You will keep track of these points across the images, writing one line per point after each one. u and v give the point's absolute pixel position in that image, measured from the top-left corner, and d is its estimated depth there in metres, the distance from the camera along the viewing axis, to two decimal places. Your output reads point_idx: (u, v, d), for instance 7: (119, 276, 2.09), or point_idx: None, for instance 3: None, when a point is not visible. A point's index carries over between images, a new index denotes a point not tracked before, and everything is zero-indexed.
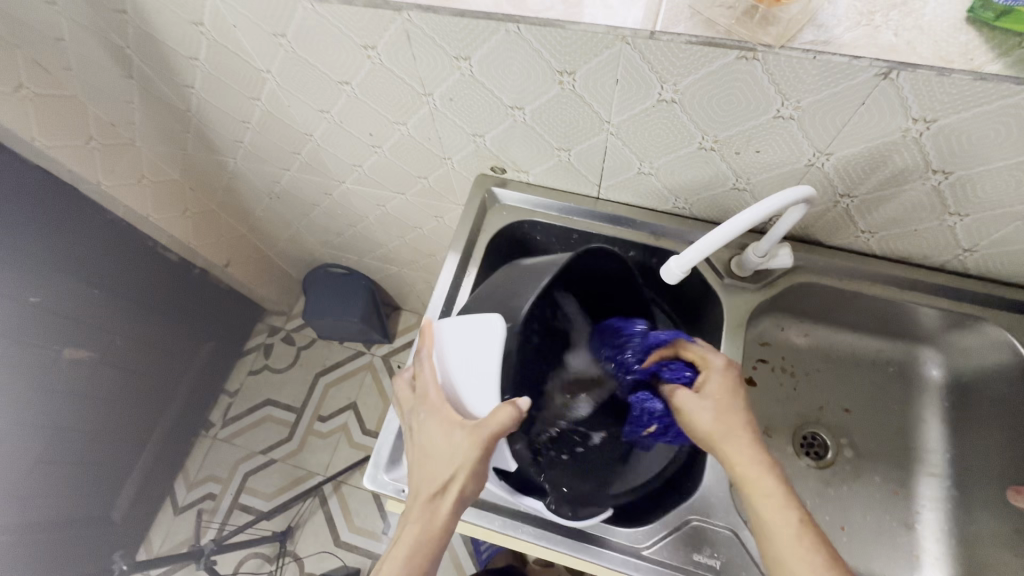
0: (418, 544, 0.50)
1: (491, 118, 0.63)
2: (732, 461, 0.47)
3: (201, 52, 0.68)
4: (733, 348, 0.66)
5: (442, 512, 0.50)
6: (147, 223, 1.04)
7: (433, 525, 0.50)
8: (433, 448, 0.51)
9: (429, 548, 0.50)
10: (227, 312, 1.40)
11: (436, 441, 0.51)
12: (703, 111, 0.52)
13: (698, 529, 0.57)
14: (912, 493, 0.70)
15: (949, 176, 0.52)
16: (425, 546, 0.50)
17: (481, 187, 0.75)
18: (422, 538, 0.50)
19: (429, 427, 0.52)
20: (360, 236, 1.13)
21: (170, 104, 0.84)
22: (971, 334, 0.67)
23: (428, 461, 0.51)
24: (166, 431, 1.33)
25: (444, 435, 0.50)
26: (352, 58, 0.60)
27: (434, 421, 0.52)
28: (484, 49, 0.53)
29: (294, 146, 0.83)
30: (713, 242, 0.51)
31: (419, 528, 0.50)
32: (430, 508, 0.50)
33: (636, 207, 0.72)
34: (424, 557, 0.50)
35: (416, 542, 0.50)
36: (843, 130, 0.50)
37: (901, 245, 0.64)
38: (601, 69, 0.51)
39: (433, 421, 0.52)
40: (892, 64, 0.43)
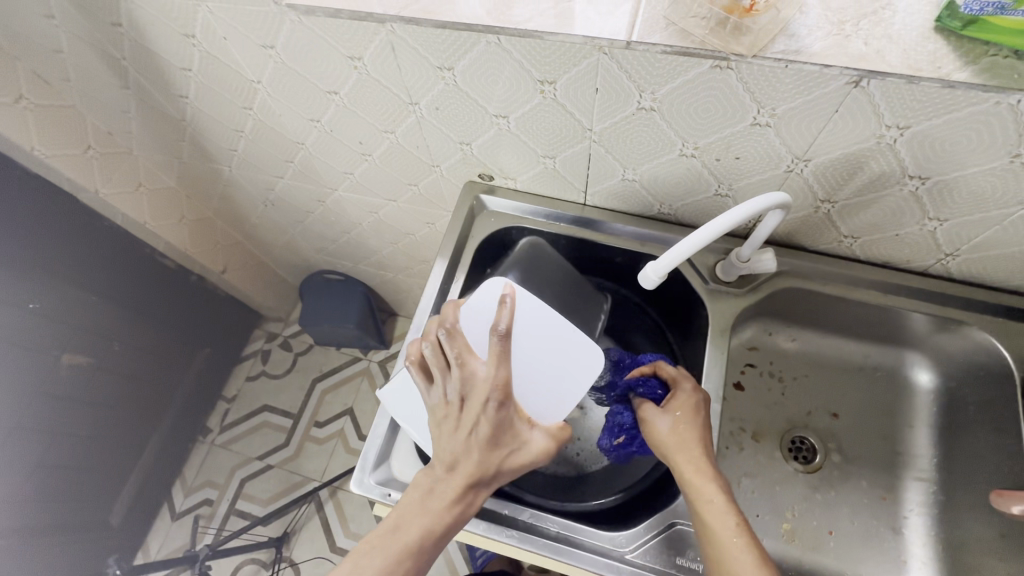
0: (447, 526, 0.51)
1: (477, 126, 0.64)
2: (683, 470, 0.53)
3: (194, 63, 0.69)
4: (718, 352, 0.66)
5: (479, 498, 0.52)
6: (144, 231, 1.06)
7: (466, 510, 0.51)
8: (498, 439, 0.51)
9: (452, 529, 0.51)
10: (225, 318, 1.41)
11: (506, 434, 0.51)
12: (682, 119, 0.53)
13: (682, 533, 0.57)
14: (900, 497, 0.70)
15: (926, 182, 0.53)
16: (449, 528, 0.51)
17: (469, 194, 0.76)
18: (453, 520, 0.51)
19: (498, 418, 0.51)
20: (354, 243, 1.15)
21: (165, 114, 0.85)
22: (956, 338, 0.67)
23: (491, 450, 0.51)
24: (163, 437, 1.34)
25: (515, 432, 0.52)
26: (340, 69, 0.61)
27: (506, 416, 0.52)
28: (466, 59, 0.54)
29: (287, 154, 0.84)
30: (694, 245, 0.50)
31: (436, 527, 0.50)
32: (471, 495, 0.51)
33: (622, 213, 0.72)
34: (442, 537, 0.51)
35: (446, 523, 0.50)
36: (819, 136, 0.51)
37: (883, 250, 0.64)
38: (580, 78, 0.52)
39: (506, 414, 0.51)
40: (862, 72, 0.43)
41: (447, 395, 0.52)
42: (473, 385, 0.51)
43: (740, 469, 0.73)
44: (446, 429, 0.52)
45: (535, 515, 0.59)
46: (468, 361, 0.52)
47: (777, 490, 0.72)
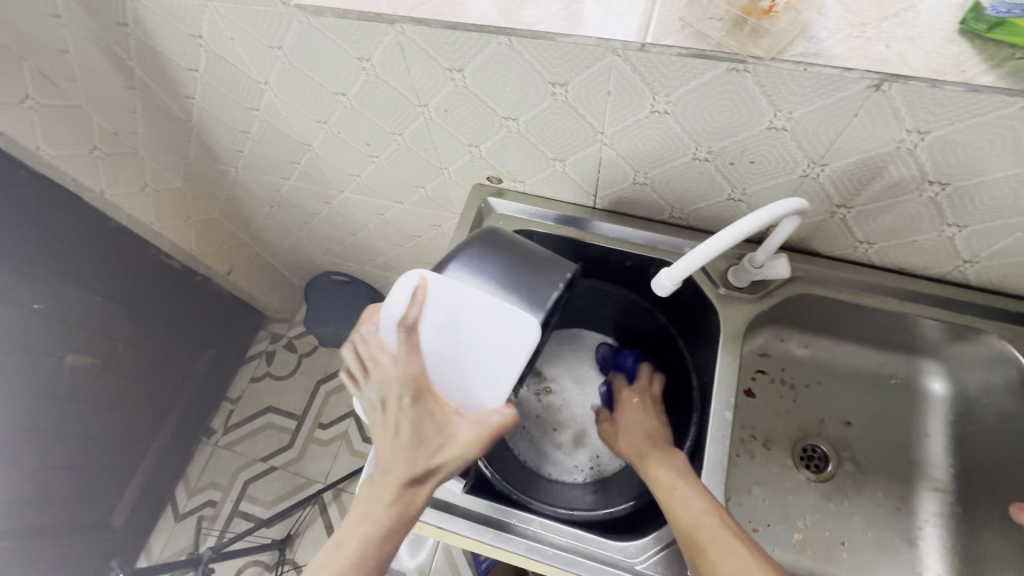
0: (390, 528, 0.50)
1: (486, 128, 0.63)
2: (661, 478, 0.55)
3: (200, 63, 0.69)
4: (731, 360, 0.64)
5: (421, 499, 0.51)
6: (150, 231, 1.05)
7: (407, 512, 0.51)
8: (423, 438, 0.50)
9: (397, 532, 0.51)
10: (230, 319, 1.41)
11: (428, 430, 0.50)
12: (696, 122, 0.52)
13: None
14: (915, 508, 0.68)
15: (946, 187, 0.51)
16: (393, 531, 0.50)
17: (477, 197, 0.75)
18: (394, 523, 0.50)
19: (417, 416, 0.50)
20: (360, 244, 1.14)
21: (171, 115, 0.85)
22: (973, 346, 0.66)
23: (416, 449, 0.50)
24: (167, 437, 1.33)
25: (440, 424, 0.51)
26: (347, 70, 0.61)
27: (426, 411, 0.50)
28: (476, 61, 0.53)
29: (293, 155, 0.84)
30: (707, 253, 0.50)
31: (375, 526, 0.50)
32: (408, 498, 0.51)
33: (632, 217, 0.71)
34: (387, 542, 0.50)
35: (387, 527, 0.50)
36: (836, 141, 0.50)
37: (899, 256, 0.63)
38: (592, 80, 0.51)
39: (424, 409, 0.50)
40: (884, 76, 0.42)
41: (371, 400, 0.52)
42: (387, 386, 0.51)
43: (751, 478, 0.72)
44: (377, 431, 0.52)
45: (544, 524, 0.58)
46: (381, 360, 0.52)
47: (788, 500, 0.71)
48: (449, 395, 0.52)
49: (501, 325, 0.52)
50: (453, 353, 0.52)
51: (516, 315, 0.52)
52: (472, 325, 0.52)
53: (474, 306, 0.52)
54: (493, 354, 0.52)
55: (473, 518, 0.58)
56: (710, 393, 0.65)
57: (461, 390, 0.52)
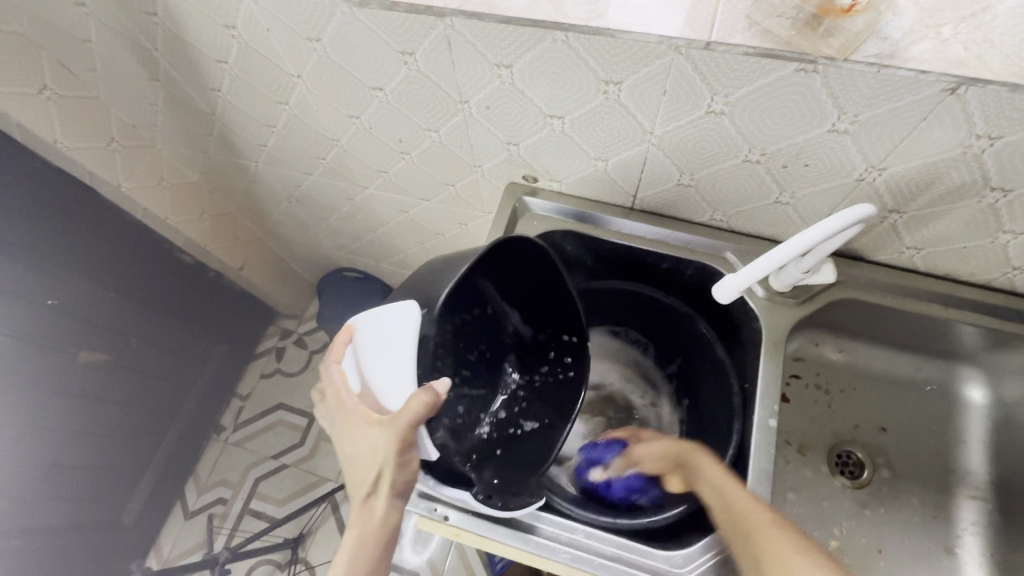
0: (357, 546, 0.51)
1: (527, 126, 0.61)
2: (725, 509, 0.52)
3: (230, 55, 0.66)
4: (772, 366, 0.64)
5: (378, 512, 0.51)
6: (165, 226, 1.03)
7: (371, 527, 0.52)
8: (359, 457, 0.51)
9: (366, 548, 0.51)
10: (241, 315, 1.39)
11: (361, 442, 0.51)
12: (754, 124, 0.51)
13: None
14: (951, 516, 0.68)
15: (1007, 194, 0.50)
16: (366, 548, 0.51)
17: (511, 196, 0.73)
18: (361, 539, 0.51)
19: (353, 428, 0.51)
20: (378, 241, 1.12)
21: (192, 107, 0.82)
22: (1017, 355, 0.65)
23: (358, 467, 0.52)
24: (178, 434, 1.32)
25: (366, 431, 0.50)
26: (388, 64, 0.59)
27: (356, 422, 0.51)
28: (527, 57, 0.52)
29: (319, 150, 0.82)
30: (777, 260, 0.51)
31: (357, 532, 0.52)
32: (365, 514, 0.52)
33: (670, 218, 0.70)
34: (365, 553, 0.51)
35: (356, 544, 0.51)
36: (899, 146, 0.49)
37: (946, 262, 0.62)
38: (649, 79, 0.50)
39: (351, 428, 0.52)
40: (962, 79, 0.41)
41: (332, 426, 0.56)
42: (335, 417, 0.55)
43: (786, 484, 0.71)
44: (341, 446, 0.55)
45: (587, 533, 0.57)
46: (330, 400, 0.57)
47: (824, 506, 0.70)
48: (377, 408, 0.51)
49: (387, 334, 0.48)
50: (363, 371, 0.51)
51: (400, 322, 0.48)
52: (369, 339, 0.50)
53: (372, 323, 0.50)
54: (386, 360, 0.48)
55: (517, 527, 0.57)
56: (751, 399, 0.64)
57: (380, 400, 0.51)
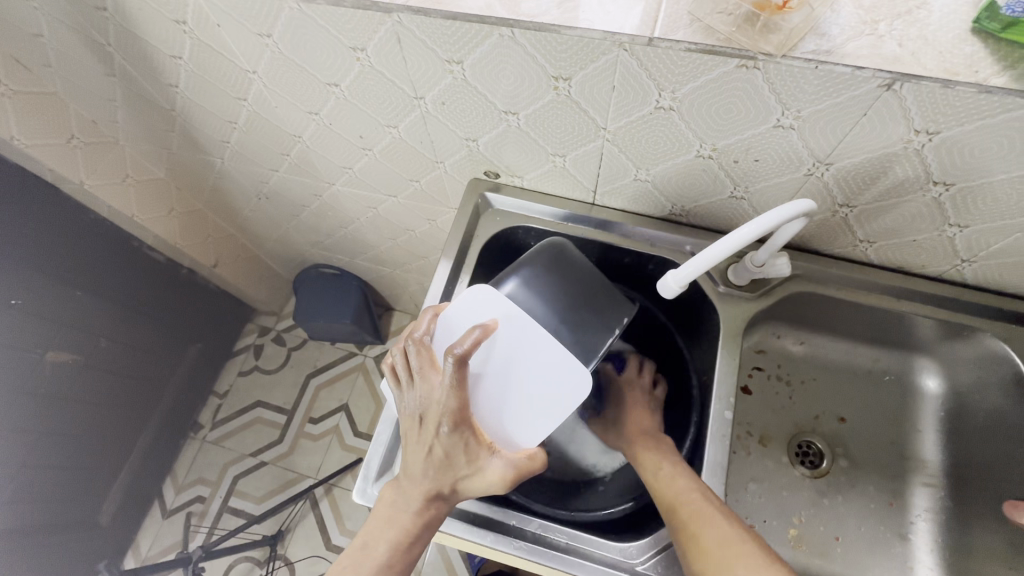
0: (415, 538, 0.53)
1: (484, 122, 0.61)
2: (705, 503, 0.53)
3: (183, 50, 0.66)
4: (729, 358, 0.64)
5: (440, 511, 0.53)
6: (132, 224, 1.02)
7: (426, 528, 0.53)
8: (451, 465, 0.51)
9: (422, 538, 0.53)
10: (216, 312, 1.37)
11: (459, 459, 0.51)
12: (702, 119, 0.51)
13: None
14: (907, 503, 0.69)
15: (950, 188, 0.51)
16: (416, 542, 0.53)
17: (474, 192, 0.73)
18: (418, 530, 0.53)
19: (452, 444, 0.51)
20: (351, 238, 1.12)
21: (153, 103, 0.81)
22: (968, 345, 0.66)
23: (444, 474, 0.52)
24: (153, 433, 1.31)
25: (472, 456, 0.51)
26: (341, 60, 0.58)
27: (463, 441, 0.51)
28: (477, 54, 0.52)
29: (282, 147, 0.81)
30: (712, 258, 0.51)
31: (409, 529, 0.52)
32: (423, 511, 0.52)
33: (632, 213, 0.70)
34: (412, 548, 0.53)
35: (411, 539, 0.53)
36: (843, 141, 0.49)
37: (898, 255, 0.63)
38: (597, 75, 0.50)
39: (456, 441, 0.51)
40: (896, 75, 0.42)
41: (408, 409, 0.53)
42: (420, 411, 0.52)
43: (747, 474, 0.72)
44: (412, 439, 0.53)
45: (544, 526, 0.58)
46: (432, 373, 0.52)
47: (784, 496, 0.71)
48: (486, 428, 0.54)
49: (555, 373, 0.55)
50: (506, 381, 0.54)
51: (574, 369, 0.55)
52: (528, 357, 0.55)
53: (540, 345, 0.55)
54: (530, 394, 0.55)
55: (477, 520, 0.58)
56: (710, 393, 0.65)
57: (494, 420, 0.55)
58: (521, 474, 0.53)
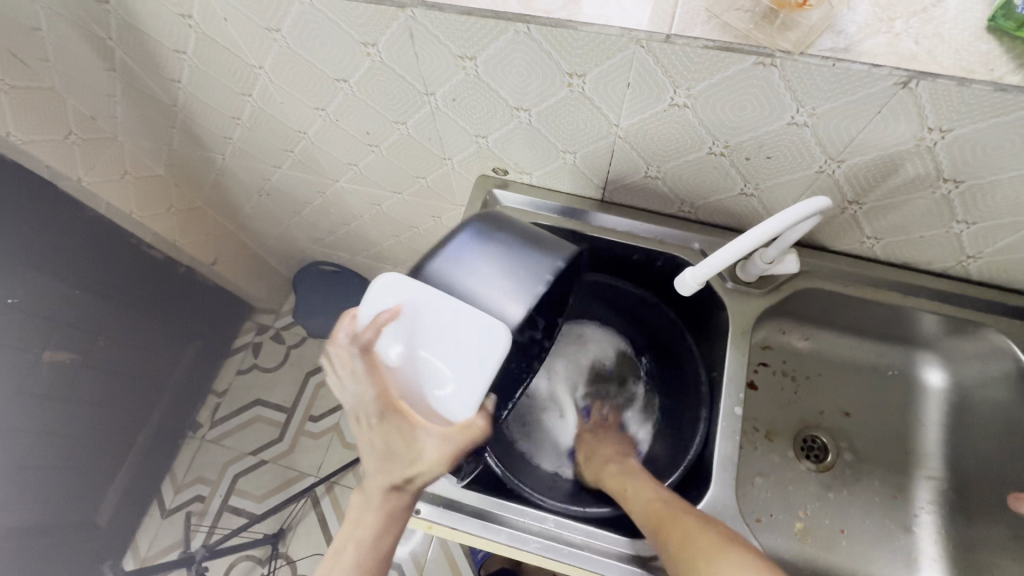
0: (384, 530, 0.54)
1: (494, 119, 0.61)
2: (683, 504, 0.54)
3: (187, 44, 0.65)
4: (738, 355, 0.65)
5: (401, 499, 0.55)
6: (130, 221, 1.00)
7: (390, 518, 0.54)
8: (394, 452, 0.52)
9: (388, 530, 0.54)
10: (214, 310, 1.36)
11: (400, 445, 0.52)
12: (715, 116, 0.51)
13: None
14: (911, 496, 0.70)
15: (960, 185, 0.52)
16: (387, 534, 0.54)
17: (482, 188, 0.73)
18: (384, 521, 0.54)
19: (388, 434, 0.52)
20: (353, 235, 1.11)
21: (154, 98, 0.80)
22: (971, 340, 0.67)
23: (392, 462, 0.53)
24: (152, 432, 1.29)
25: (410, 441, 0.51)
26: (351, 55, 0.58)
27: (394, 428, 0.51)
28: (491, 50, 0.51)
29: (287, 143, 0.80)
30: (740, 248, 0.51)
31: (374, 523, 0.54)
32: (385, 500, 0.54)
33: (641, 210, 0.71)
34: (380, 543, 0.54)
35: (379, 532, 0.54)
36: (856, 138, 0.49)
37: (904, 252, 0.64)
38: (612, 71, 0.50)
39: (388, 427, 0.51)
40: (913, 73, 0.42)
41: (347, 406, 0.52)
42: (351, 405, 0.52)
43: (754, 469, 0.73)
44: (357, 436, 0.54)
45: (558, 522, 0.58)
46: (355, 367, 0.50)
47: (790, 491, 0.72)
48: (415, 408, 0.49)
49: (468, 332, 0.47)
50: (422, 355, 0.47)
51: (481, 320, 0.47)
52: (439, 317, 0.47)
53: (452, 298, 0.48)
54: (448, 360, 0.47)
55: (494, 520, 0.58)
56: (719, 388, 0.65)
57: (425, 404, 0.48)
58: (463, 445, 0.49)
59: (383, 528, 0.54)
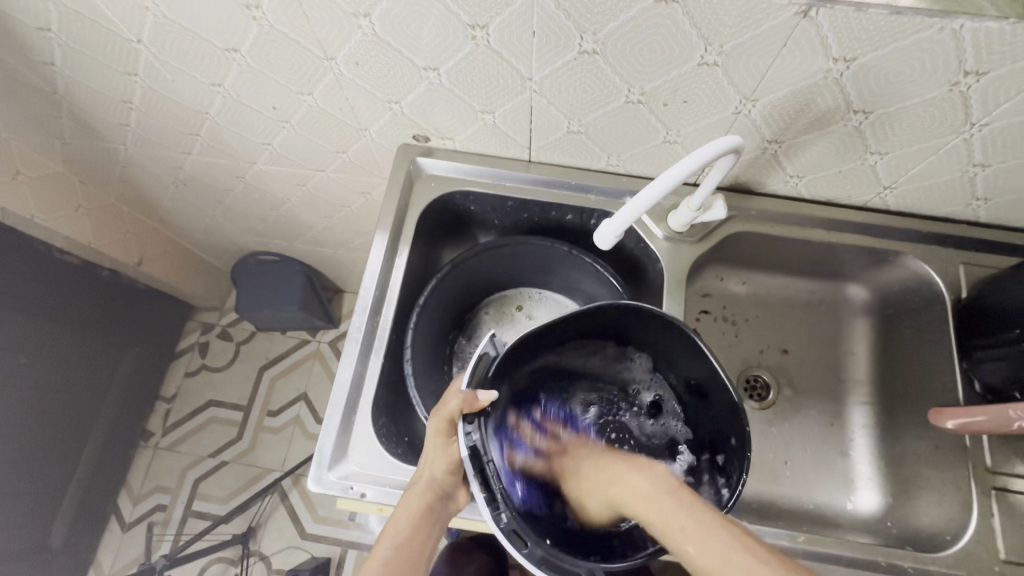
0: (413, 530, 0.52)
1: (404, 82, 0.58)
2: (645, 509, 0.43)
3: (52, 21, 0.58)
4: (675, 302, 0.67)
5: (422, 493, 0.54)
6: (33, 226, 0.92)
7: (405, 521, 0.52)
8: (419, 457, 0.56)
9: (411, 532, 0.52)
10: (150, 313, 1.29)
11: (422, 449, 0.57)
12: (626, 61, 0.50)
13: None
14: (846, 422, 0.73)
15: (869, 116, 0.52)
16: (417, 535, 0.52)
17: (405, 158, 0.70)
18: (414, 520, 0.52)
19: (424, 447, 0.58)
20: (286, 220, 1.05)
21: (31, 87, 0.72)
22: (892, 269, 0.70)
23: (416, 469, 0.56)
24: (98, 447, 1.23)
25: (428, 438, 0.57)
26: (236, 21, 0.53)
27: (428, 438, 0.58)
28: (384, 4, 0.48)
29: (191, 126, 0.74)
30: (655, 194, 0.52)
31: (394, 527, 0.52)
32: (407, 497, 0.54)
33: (570, 168, 0.69)
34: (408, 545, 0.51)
35: (409, 531, 0.52)
36: (766, 75, 0.49)
37: (826, 188, 0.65)
38: (515, 21, 0.47)
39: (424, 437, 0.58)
40: (812, 1, 0.41)
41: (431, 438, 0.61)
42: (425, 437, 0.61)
43: None
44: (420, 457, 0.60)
45: None
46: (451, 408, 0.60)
47: None
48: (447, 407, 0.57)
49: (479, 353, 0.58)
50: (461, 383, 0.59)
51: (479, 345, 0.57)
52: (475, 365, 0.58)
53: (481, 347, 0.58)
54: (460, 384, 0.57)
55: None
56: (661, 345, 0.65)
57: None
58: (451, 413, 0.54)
59: (416, 528, 0.52)
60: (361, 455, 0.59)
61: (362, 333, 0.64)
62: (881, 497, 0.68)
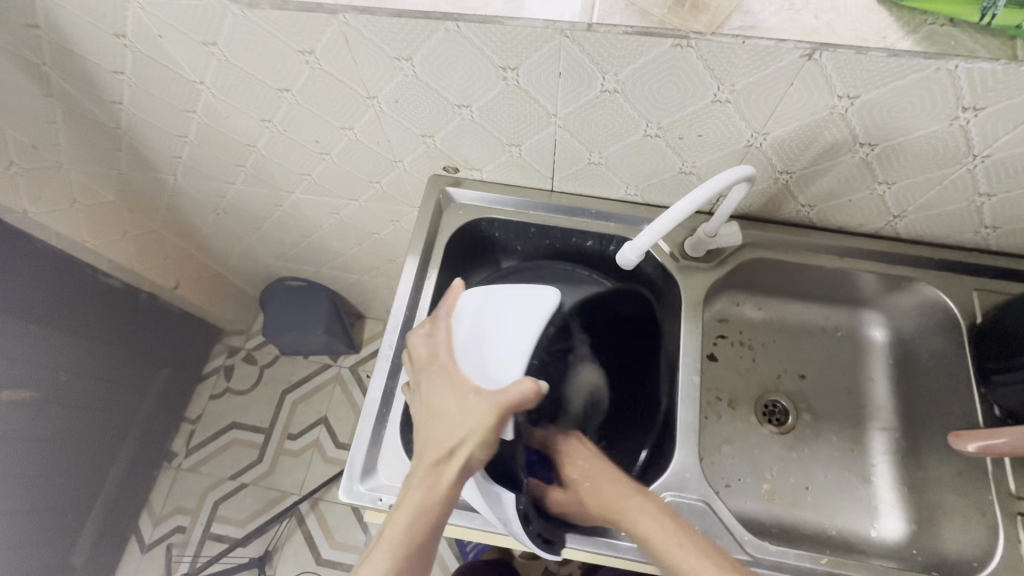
0: (434, 515, 0.51)
1: (438, 117, 0.63)
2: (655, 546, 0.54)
3: (126, 64, 0.65)
4: (692, 325, 0.69)
5: (450, 486, 0.51)
6: (83, 250, 0.98)
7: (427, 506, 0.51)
8: (444, 427, 0.52)
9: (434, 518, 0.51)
10: (181, 335, 1.34)
11: (450, 417, 0.52)
12: (644, 98, 0.54)
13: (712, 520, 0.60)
14: (867, 448, 0.73)
15: (875, 148, 0.55)
16: (434, 526, 0.51)
17: (435, 187, 0.75)
18: (431, 512, 0.51)
19: (447, 401, 0.53)
20: (315, 246, 1.10)
21: (99, 123, 0.79)
22: (906, 295, 0.72)
23: (438, 442, 0.52)
24: (123, 467, 1.26)
25: (464, 404, 0.52)
26: (291, 65, 0.59)
27: (453, 395, 0.53)
28: (425, 50, 0.53)
29: (237, 158, 0.80)
30: (692, 203, 0.52)
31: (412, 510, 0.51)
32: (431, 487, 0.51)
33: (589, 197, 0.73)
34: (432, 528, 0.52)
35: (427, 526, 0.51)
36: (775, 111, 0.53)
37: (837, 216, 0.68)
38: (542, 64, 0.52)
39: (447, 400, 0.53)
40: (815, 45, 0.45)
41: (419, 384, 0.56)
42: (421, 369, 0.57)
43: (720, 438, 0.75)
44: (423, 415, 0.54)
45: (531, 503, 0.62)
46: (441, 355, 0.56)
47: (755, 454, 0.74)
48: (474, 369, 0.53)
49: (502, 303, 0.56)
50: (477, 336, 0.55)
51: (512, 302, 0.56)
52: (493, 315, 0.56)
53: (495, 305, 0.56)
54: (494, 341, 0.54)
55: None
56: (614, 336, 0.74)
57: (487, 374, 0.52)
58: (512, 406, 0.50)
59: (432, 523, 0.51)
60: (390, 469, 0.61)
61: (392, 351, 0.67)
62: (905, 524, 0.68)
